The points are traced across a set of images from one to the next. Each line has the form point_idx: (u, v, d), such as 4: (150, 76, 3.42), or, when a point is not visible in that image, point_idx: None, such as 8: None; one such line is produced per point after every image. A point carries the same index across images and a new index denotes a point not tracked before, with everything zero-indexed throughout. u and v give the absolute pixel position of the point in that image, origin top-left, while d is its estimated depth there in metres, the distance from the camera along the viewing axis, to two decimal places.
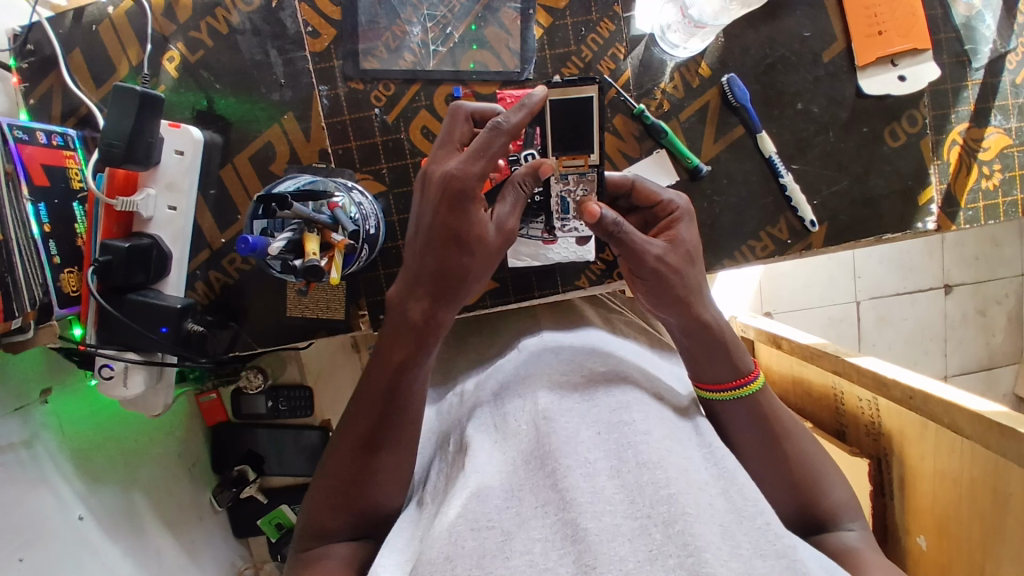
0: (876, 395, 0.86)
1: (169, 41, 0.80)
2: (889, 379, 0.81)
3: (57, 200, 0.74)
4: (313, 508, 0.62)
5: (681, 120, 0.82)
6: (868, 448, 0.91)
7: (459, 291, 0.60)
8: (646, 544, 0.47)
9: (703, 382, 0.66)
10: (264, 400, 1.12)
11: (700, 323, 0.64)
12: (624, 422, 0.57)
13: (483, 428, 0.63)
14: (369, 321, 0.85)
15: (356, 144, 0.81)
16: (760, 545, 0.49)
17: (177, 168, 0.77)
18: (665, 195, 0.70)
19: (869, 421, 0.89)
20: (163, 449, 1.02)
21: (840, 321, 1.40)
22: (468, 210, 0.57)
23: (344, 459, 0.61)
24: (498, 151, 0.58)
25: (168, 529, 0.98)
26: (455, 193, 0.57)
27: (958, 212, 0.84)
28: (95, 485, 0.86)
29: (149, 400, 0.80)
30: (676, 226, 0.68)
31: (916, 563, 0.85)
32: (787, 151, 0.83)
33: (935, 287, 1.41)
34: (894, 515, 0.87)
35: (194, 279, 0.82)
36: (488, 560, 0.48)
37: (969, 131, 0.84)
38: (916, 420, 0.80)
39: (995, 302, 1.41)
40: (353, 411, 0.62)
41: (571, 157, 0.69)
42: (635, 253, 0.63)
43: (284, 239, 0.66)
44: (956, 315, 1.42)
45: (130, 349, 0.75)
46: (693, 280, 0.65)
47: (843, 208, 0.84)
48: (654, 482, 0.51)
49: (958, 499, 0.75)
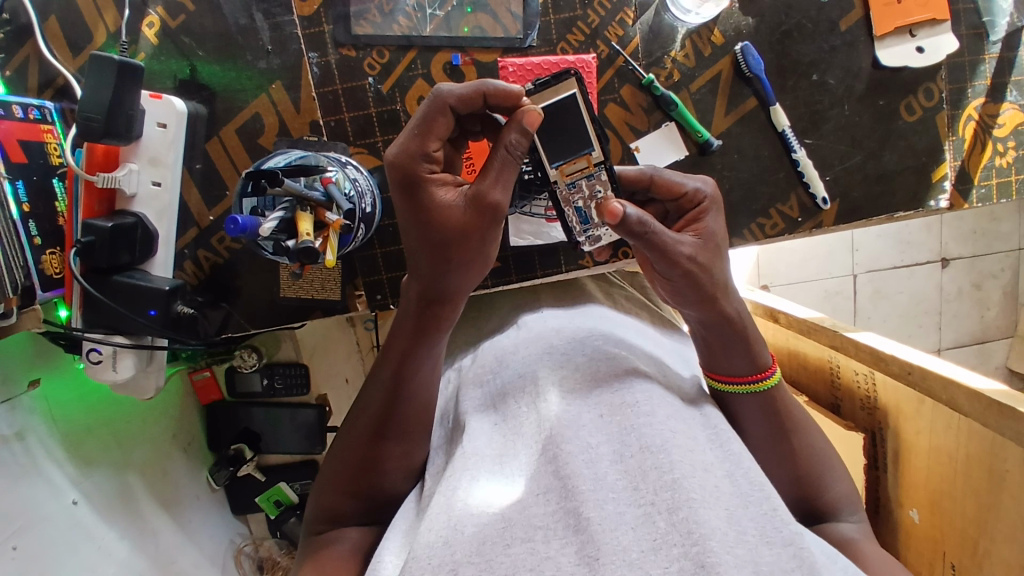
0: (872, 369, 0.85)
1: (147, 5, 0.74)
2: (887, 354, 0.81)
3: (36, 176, 0.70)
4: (321, 494, 0.61)
5: (692, 91, 0.78)
6: (863, 422, 0.90)
7: (451, 274, 0.57)
8: (650, 533, 0.45)
9: (716, 372, 0.65)
10: (259, 378, 1.10)
11: (722, 317, 0.62)
12: (626, 403, 0.56)
13: (485, 417, 0.62)
14: (366, 302, 0.82)
15: (350, 116, 0.77)
16: (767, 532, 0.47)
17: (160, 141, 0.72)
18: (690, 185, 0.66)
19: (865, 395, 0.88)
20: (157, 429, 1.00)
21: (836, 294, 1.39)
22: (421, 196, 0.55)
23: (354, 450, 0.61)
24: (443, 128, 0.56)
25: (165, 510, 0.97)
26: (404, 177, 0.55)
27: (971, 190, 0.81)
28: (88, 468, 0.85)
29: (140, 384, 0.77)
30: (703, 218, 0.65)
31: (907, 536, 0.84)
32: (800, 124, 0.80)
33: (932, 261, 1.40)
34: (887, 488, 0.87)
35: (182, 258, 0.79)
36: (488, 547, 0.45)
37: (985, 106, 0.80)
38: (913, 396, 0.80)
39: (991, 276, 1.41)
40: (361, 407, 0.62)
41: (571, 161, 0.69)
42: (666, 253, 0.59)
43: (275, 219, 0.63)
44: (952, 289, 1.41)
45: (118, 331, 0.73)
46: (721, 276, 0.62)
47: (856, 185, 0.81)
48: (658, 467, 0.49)
49: (954, 474, 0.75)
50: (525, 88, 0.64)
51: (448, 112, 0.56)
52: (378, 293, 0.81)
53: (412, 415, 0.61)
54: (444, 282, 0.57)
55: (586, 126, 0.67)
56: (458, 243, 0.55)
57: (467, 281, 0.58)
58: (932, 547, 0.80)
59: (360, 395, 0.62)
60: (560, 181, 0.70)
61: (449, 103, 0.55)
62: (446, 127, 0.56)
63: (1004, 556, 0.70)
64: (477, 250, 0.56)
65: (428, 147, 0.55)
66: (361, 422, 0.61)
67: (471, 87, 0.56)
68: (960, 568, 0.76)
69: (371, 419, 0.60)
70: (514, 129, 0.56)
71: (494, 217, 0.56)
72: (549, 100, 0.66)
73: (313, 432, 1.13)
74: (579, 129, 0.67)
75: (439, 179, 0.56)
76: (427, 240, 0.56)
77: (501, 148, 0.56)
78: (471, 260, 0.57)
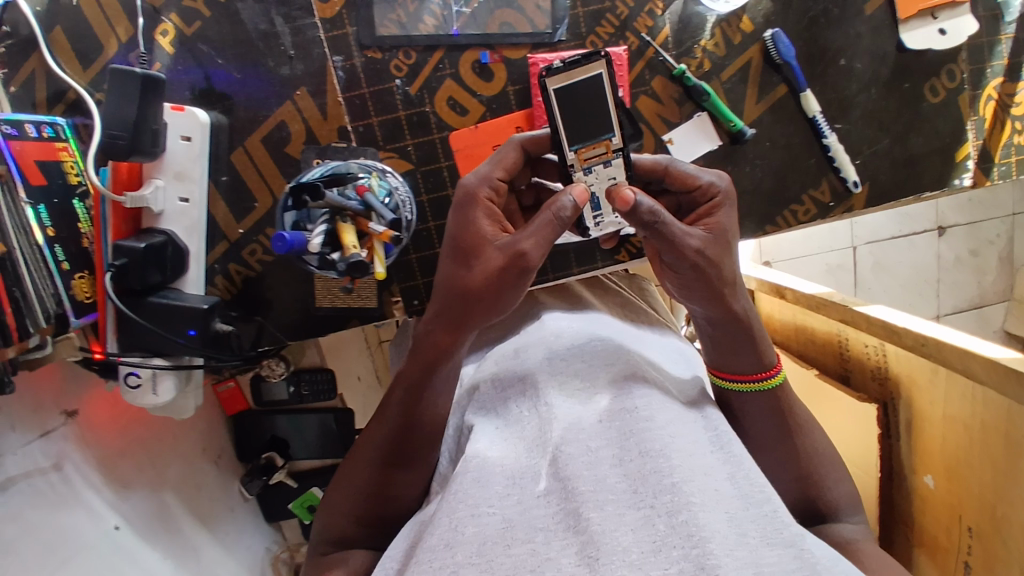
0: (884, 341, 0.87)
1: (161, 13, 0.72)
2: (900, 327, 0.82)
3: (57, 199, 0.67)
4: (326, 517, 0.63)
5: (722, 80, 0.77)
6: (874, 393, 0.93)
7: (470, 309, 0.58)
8: (650, 535, 0.45)
9: (721, 370, 0.64)
10: (285, 386, 1.09)
11: (728, 314, 0.61)
12: (626, 408, 0.54)
13: (484, 414, 0.61)
14: (403, 307, 0.80)
15: (378, 120, 0.74)
16: (768, 533, 0.46)
17: (185, 155, 0.71)
18: (705, 177, 0.64)
19: (876, 365, 0.91)
20: (187, 444, 0.99)
21: (837, 267, 1.41)
22: (467, 219, 0.60)
23: (360, 472, 0.62)
24: (512, 161, 0.63)
25: (202, 525, 0.97)
26: (464, 198, 0.61)
27: (992, 168, 0.82)
28: (125, 491, 0.84)
29: (178, 404, 0.77)
30: (716, 213, 0.63)
31: (924, 502, 0.85)
32: (830, 110, 0.80)
33: (930, 229, 1.42)
34: (903, 455, 0.89)
35: (213, 273, 0.77)
36: (489, 548, 0.46)
37: (1003, 86, 0.81)
38: (926, 365, 0.81)
39: (987, 242, 1.43)
40: (371, 431, 0.63)
41: (590, 145, 0.63)
42: (675, 246, 0.58)
43: (321, 232, 0.62)
44: (949, 257, 1.43)
45: (158, 354, 0.72)
46: (728, 272, 0.61)
47: (884, 169, 0.81)
48: (658, 470, 0.48)
49: (969, 440, 0.76)
50: (551, 64, 0.60)
51: (518, 149, 0.64)
52: (415, 298, 0.79)
53: (419, 442, 0.61)
54: (456, 308, 0.59)
55: (610, 108, 0.62)
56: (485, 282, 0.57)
57: (484, 319, 0.59)
58: (949, 511, 0.81)
59: (372, 419, 0.63)
60: (577, 166, 0.64)
61: (520, 143, 0.65)
62: (507, 167, 0.63)
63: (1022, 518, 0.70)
64: (509, 295, 0.58)
65: (495, 175, 0.62)
66: (367, 448, 0.62)
67: (540, 133, 0.66)
68: (976, 530, 0.76)
69: (380, 443, 0.61)
70: (568, 195, 0.58)
71: (522, 270, 0.56)
72: (576, 79, 0.61)
73: (334, 437, 1.12)
74: (603, 112, 0.62)
75: (490, 210, 0.60)
76: (457, 256, 0.60)
77: (548, 209, 0.57)
78: (482, 296, 0.57)
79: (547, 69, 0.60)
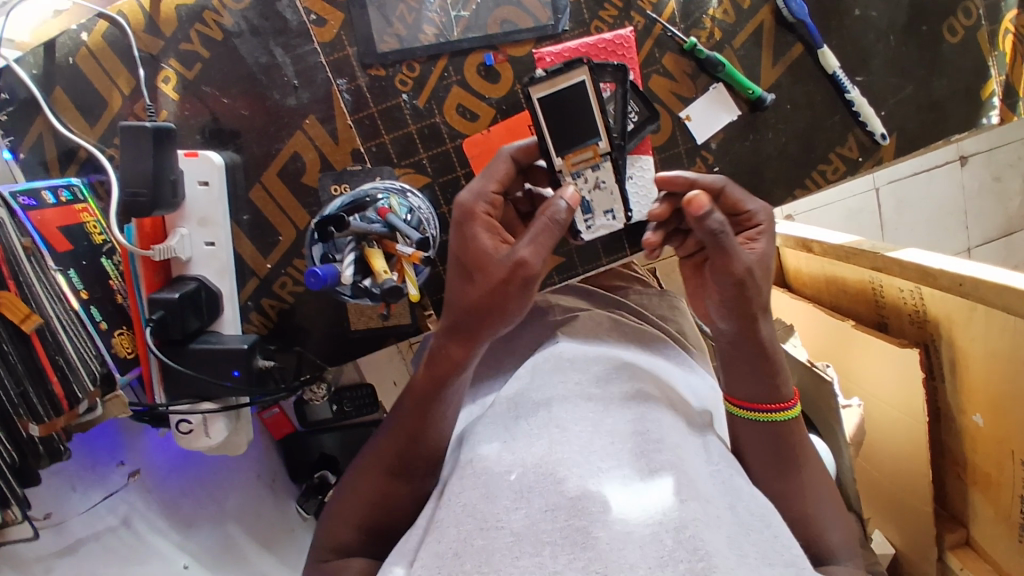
0: (919, 284, 0.84)
1: (160, 60, 0.72)
2: (935, 269, 0.80)
3: (86, 261, 0.68)
4: (327, 524, 0.63)
5: (735, 47, 0.74)
6: (913, 336, 0.90)
7: (479, 322, 0.57)
8: (657, 550, 0.44)
9: (735, 396, 0.63)
10: (329, 405, 1.09)
11: (756, 338, 0.61)
12: (641, 427, 0.53)
13: (493, 417, 0.58)
14: (435, 320, 0.80)
15: (390, 138, 0.73)
16: (768, 554, 0.48)
17: (205, 199, 0.72)
18: (753, 205, 0.65)
19: (913, 309, 0.88)
20: (241, 475, 1.01)
21: (859, 211, 1.37)
22: (466, 235, 0.59)
23: (367, 479, 0.62)
24: (502, 172, 0.62)
25: (268, 549, 0.99)
26: (460, 215, 0.61)
27: (1019, 101, 0.78)
28: (189, 531, 0.87)
29: (233, 442, 0.77)
30: (759, 240, 0.63)
31: (971, 440, 0.85)
32: (850, 62, 0.77)
33: (950, 160, 1.37)
34: (945, 397, 0.87)
35: (247, 311, 0.78)
36: (497, 560, 0.46)
37: (1019, 18, 0.76)
38: (963, 305, 0.79)
39: (1009, 166, 1.38)
40: (381, 439, 0.63)
41: (577, 151, 0.66)
42: (727, 259, 0.58)
43: (352, 263, 0.62)
44: (973, 186, 1.39)
45: (206, 398, 0.72)
46: (766, 299, 0.61)
47: (910, 117, 0.78)
48: (666, 489, 0.48)
49: (1015, 372, 0.74)
50: (533, 75, 0.61)
51: (509, 160, 0.63)
52: None
53: (430, 451, 0.61)
54: (463, 319, 0.58)
55: (596, 115, 0.63)
56: (490, 291, 0.56)
57: (492, 327, 0.58)
58: (998, 445, 0.80)
59: (382, 427, 0.63)
60: (566, 171, 0.67)
61: (510, 153, 0.64)
62: (498, 177, 0.62)
63: None
64: (513, 301, 0.56)
65: (489, 189, 0.61)
66: (378, 454, 0.62)
67: (531, 140, 0.65)
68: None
69: (393, 451, 0.61)
70: (558, 200, 0.57)
71: (524, 279, 0.55)
72: (560, 87, 0.63)
73: None
74: (589, 118, 0.64)
75: (489, 224, 0.59)
76: (461, 267, 0.59)
77: (543, 216, 0.56)
78: (493, 308, 0.56)
79: (532, 84, 0.62)
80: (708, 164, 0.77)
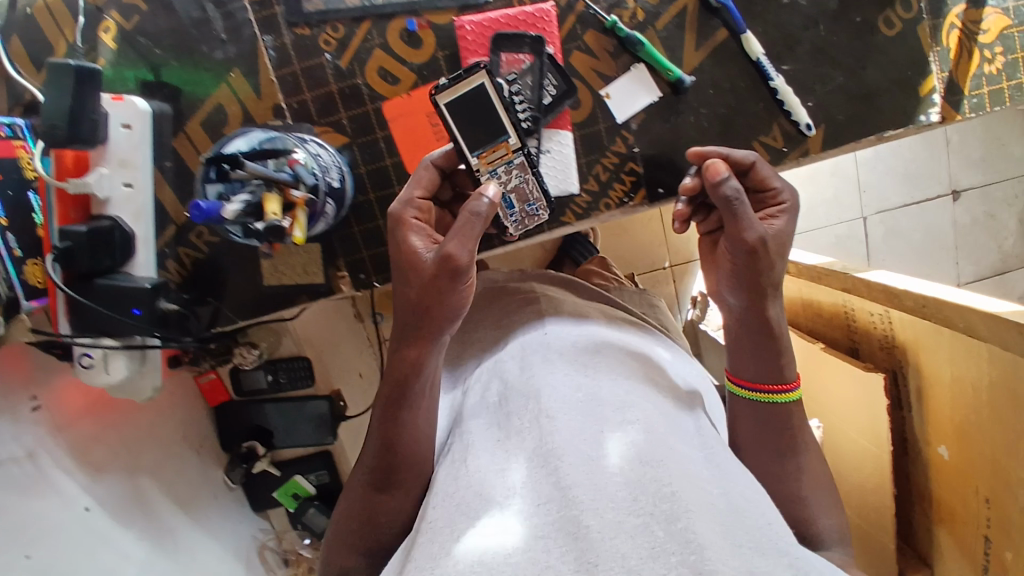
0: (888, 308, 0.93)
1: (102, 11, 0.75)
2: (900, 289, 0.88)
3: (11, 191, 0.70)
4: (331, 549, 0.66)
5: (658, 29, 0.75)
6: (882, 362, 0.99)
7: (431, 326, 0.60)
8: (648, 541, 0.46)
9: (738, 376, 0.69)
10: (263, 375, 1.10)
11: (762, 317, 0.66)
12: (625, 420, 0.56)
13: (486, 426, 0.62)
14: (350, 283, 0.80)
15: (311, 96, 0.75)
16: (761, 544, 0.47)
17: (127, 142, 0.73)
18: (779, 184, 0.69)
19: (882, 333, 0.97)
20: (165, 433, 1.02)
21: (846, 238, 1.39)
22: (398, 241, 0.63)
23: (357, 500, 0.64)
24: (427, 179, 0.67)
25: (181, 510, 1.01)
26: (392, 225, 0.65)
27: (962, 100, 0.77)
28: (99, 474, 0.87)
29: (136, 385, 0.79)
30: (778, 218, 0.68)
31: (937, 470, 0.92)
32: (775, 51, 0.77)
33: (943, 194, 1.39)
34: (913, 427, 0.95)
35: (164, 257, 0.80)
36: (486, 558, 0.47)
37: (967, 13, 0.76)
38: (928, 327, 0.87)
39: (1005, 204, 1.39)
40: (363, 455, 0.65)
41: (491, 149, 0.67)
42: (736, 228, 0.64)
43: (241, 202, 0.63)
44: (966, 221, 1.40)
45: (108, 334, 0.75)
46: (778, 275, 0.66)
47: (840, 107, 0.78)
48: (656, 478, 0.50)
49: (976, 403, 0.82)
50: (435, 83, 0.64)
51: (429, 168, 0.67)
52: (361, 273, 0.80)
53: (413, 458, 0.62)
54: (410, 321, 0.61)
55: (500, 114, 0.65)
56: (433, 286, 0.59)
57: (442, 328, 0.61)
58: (962, 478, 0.87)
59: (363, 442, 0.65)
60: (482, 169, 0.68)
61: (429, 163, 0.68)
62: (427, 184, 0.67)
63: None
64: (454, 298, 0.59)
65: (414, 197, 0.66)
66: (361, 470, 0.65)
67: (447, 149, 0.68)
68: (992, 498, 0.82)
69: (371, 463, 0.63)
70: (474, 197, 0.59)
71: (454, 272, 0.58)
72: (463, 91, 0.65)
73: (326, 423, 1.14)
74: (496, 118, 0.66)
75: (420, 229, 0.64)
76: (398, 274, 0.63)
77: (465, 211, 0.59)
78: (429, 304, 0.59)
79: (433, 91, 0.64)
80: (628, 144, 0.77)
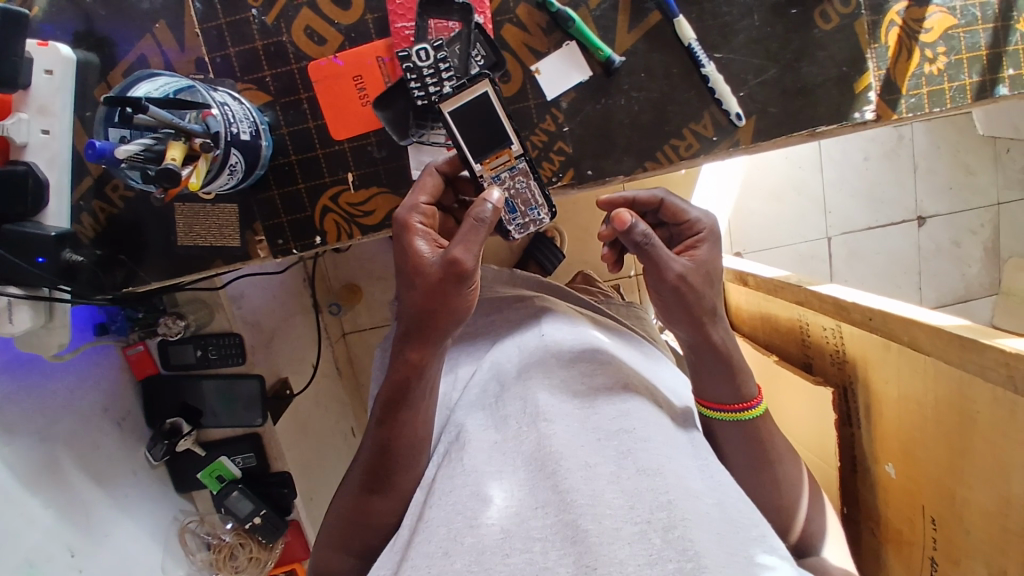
0: (838, 322, 0.91)
1: None
2: (848, 303, 0.87)
3: None
4: (323, 550, 0.68)
5: (591, 8, 0.75)
6: (833, 377, 0.97)
7: (433, 330, 0.62)
8: (645, 548, 0.49)
9: (705, 400, 0.68)
10: (192, 349, 1.05)
11: (709, 343, 0.66)
12: (624, 429, 0.58)
13: (483, 426, 0.63)
14: (267, 247, 0.78)
15: (235, 52, 0.74)
16: (756, 553, 0.51)
17: (47, 88, 0.71)
18: (693, 214, 0.72)
19: (834, 349, 0.95)
20: (87, 402, 0.98)
21: (811, 258, 1.39)
22: (405, 245, 0.62)
23: (348, 501, 0.66)
24: (432, 185, 0.66)
25: (97, 483, 0.97)
26: (396, 229, 0.64)
27: (899, 100, 0.77)
28: (9, 434, 0.83)
29: (42, 340, 0.75)
30: (699, 247, 0.69)
31: (886, 490, 0.90)
32: (710, 38, 0.76)
33: (908, 219, 1.39)
34: (862, 443, 0.93)
35: (78, 211, 0.77)
36: (487, 557, 0.51)
37: (909, 11, 0.76)
38: (878, 342, 0.85)
39: (969, 232, 1.39)
40: (358, 456, 0.67)
41: (494, 155, 0.69)
42: (658, 268, 0.64)
43: (140, 146, 0.61)
44: (930, 247, 1.40)
45: (10, 283, 0.70)
46: (710, 302, 0.66)
47: (773, 100, 0.77)
48: (653, 488, 0.53)
49: (924, 421, 0.80)
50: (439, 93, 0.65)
51: (436, 173, 0.67)
52: (278, 238, 0.78)
53: (408, 459, 0.64)
54: (415, 320, 0.62)
55: (502, 122, 0.67)
56: (441, 289, 0.60)
57: (445, 331, 0.62)
58: (910, 499, 0.85)
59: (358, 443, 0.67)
60: (486, 175, 0.69)
61: (436, 168, 0.68)
62: (430, 191, 0.66)
63: (980, 500, 0.74)
64: (457, 303, 0.61)
65: (420, 201, 0.65)
66: (355, 473, 0.66)
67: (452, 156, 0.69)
68: (938, 518, 0.81)
69: (365, 465, 0.65)
70: (482, 203, 0.61)
71: (461, 277, 0.59)
72: (465, 100, 0.66)
73: (255, 402, 1.08)
74: (496, 124, 0.67)
75: (425, 233, 0.63)
76: (404, 277, 0.62)
77: (469, 217, 0.60)
78: (435, 308, 0.61)
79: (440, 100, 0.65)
80: (558, 123, 0.76)
